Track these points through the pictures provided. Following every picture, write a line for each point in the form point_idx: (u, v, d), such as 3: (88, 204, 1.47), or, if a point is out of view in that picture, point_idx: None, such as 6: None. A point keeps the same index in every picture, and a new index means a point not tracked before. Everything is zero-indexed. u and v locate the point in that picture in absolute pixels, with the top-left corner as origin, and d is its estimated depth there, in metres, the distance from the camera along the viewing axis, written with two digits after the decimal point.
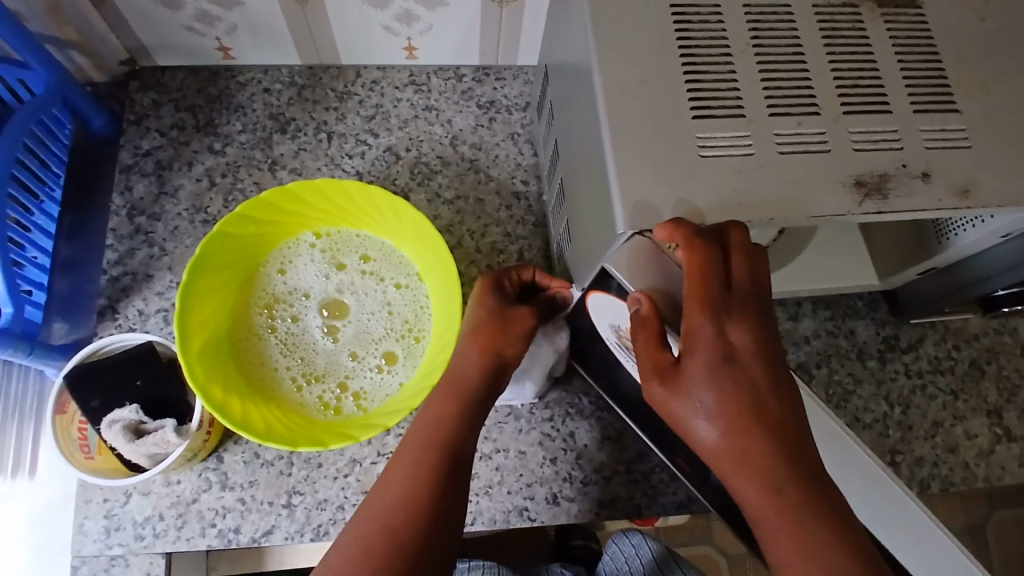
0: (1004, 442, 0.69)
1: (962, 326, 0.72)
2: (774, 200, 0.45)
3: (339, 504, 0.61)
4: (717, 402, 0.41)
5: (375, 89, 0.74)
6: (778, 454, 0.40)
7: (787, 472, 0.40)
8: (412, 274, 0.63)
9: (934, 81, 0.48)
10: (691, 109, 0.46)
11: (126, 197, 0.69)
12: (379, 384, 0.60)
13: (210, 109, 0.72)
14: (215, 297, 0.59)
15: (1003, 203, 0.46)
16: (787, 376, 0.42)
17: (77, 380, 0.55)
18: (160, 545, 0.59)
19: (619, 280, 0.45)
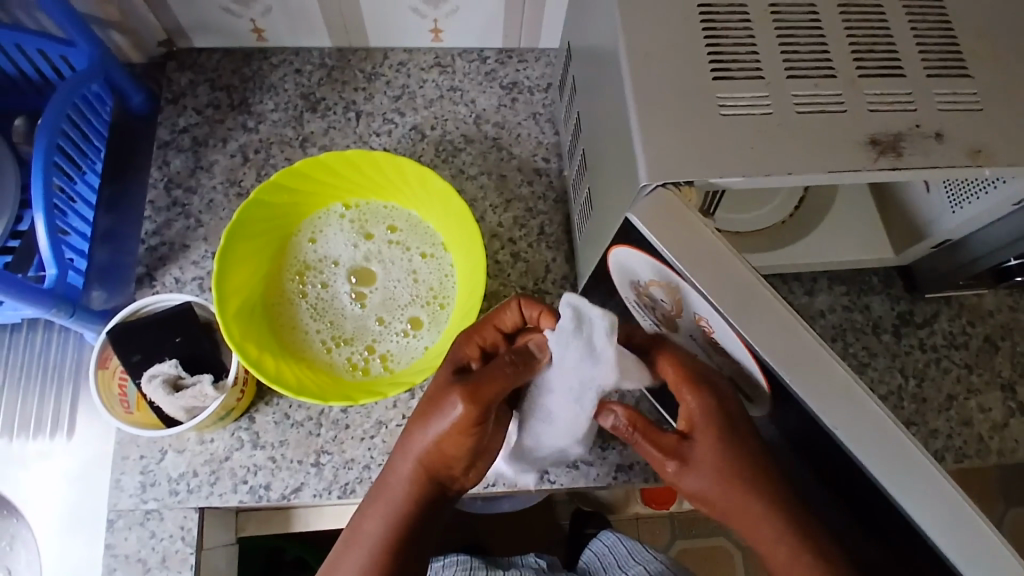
0: (1019, 416, 0.71)
1: (977, 303, 0.73)
2: (792, 156, 0.47)
3: (365, 464, 0.63)
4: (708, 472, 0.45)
5: (402, 70, 0.77)
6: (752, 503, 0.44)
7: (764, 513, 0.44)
8: (438, 244, 0.66)
9: (947, 49, 0.50)
10: (711, 71, 0.48)
11: (164, 171, 0.71)
12: (405, 348, 0.63)
13: (244, 89, 0.75)
14: (249, 262, 0.62)
15: (1016, 163, 0.48)
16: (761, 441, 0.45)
17: (120, 337, 0.57)
18: (194, 500, 0.61)
19: (640, 228, 0.45)
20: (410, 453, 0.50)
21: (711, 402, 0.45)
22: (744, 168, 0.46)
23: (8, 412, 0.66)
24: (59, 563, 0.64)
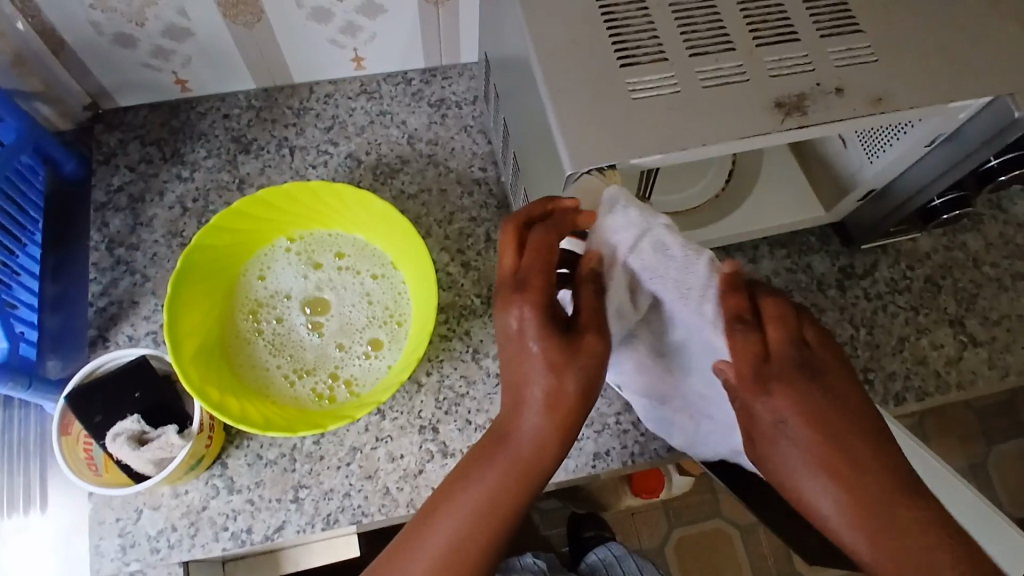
0: (970, 348, 0.73)
1: (913, 247, 0.77)
2: (706, 128, 0.49)
3: (345, 492, 0.63)
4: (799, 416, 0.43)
5: (329, 101, 0.78)
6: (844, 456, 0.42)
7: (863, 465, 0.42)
8: (387, 264, 0.66)
9: (837, 8, 0.53)
10: (617, 59, 0.50)
11: (104, 232, 0.71)
12: (368, 370, 0.63)
13: (174, 140, 0.75)
14: (199, 309, 0.62)
15: (913, 104, 0.51)
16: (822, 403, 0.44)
17: (79, 400, 0.57)
18: (176, 554, 0.61)
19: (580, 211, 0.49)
20: (514, 435, 0.46)
21: (744, 366, 0.45)
22: (660, 146, 0.48)
23: None
24: None
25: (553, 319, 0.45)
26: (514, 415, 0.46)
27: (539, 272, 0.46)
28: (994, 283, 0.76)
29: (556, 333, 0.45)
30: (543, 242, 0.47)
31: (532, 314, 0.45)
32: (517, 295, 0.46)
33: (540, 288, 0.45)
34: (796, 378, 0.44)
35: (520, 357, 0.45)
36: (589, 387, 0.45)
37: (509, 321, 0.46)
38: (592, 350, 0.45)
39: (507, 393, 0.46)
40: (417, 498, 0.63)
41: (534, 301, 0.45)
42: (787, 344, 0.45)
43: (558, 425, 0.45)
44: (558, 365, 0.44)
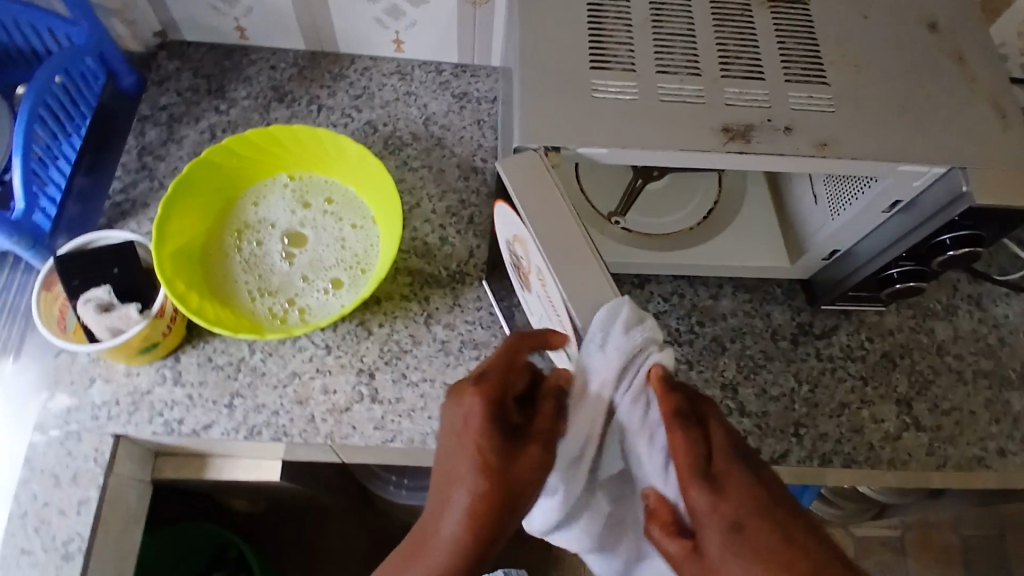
0: (911, 430, 0.75)
1: (878, 322, 0.80)
2: (652, 134, 0.52)
3: (274, 410, 0.68)
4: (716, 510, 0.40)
5: (365, 74, 0.86)
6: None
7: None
8: (367, 218, 0.72)
9: (810, 60, 0.57)
10: (589, 60, 0.54)
11: (139, 140, 0.80)
12: (323, 305, 0.68)
13: (222, 78, 0.84)
14: (191, 214, 0.68)
15: (856, 155, 0.54)
16: (770, 482, 0.41)
17: (64, 263, 0.64)
18: (112, 425, 0.66)
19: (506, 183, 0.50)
20: (428, 540, 0.44)
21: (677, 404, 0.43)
22: (604, 142, 0.52)
23: None
24: None
25: (500, 422, 0.44)
26: (438, 513, 0.44)
27: (495, 374, 0.45)
28: (953, 375, 0.78)
29: (501, 439, 0.43)
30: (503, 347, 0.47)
31: (482, 407, 0.44)
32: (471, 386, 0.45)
33: (490, 387, 0.45)
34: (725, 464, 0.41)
35: (454, 451, 0.44)
36: (514, 500, 0.43)
37: (455, 414, 0.45)
38: (531, 463, 0.44)
39: (435, 491, 0.45)
40: (337, 432, 0.68)
41: (483, 395, 0.44)
42: (728, 437, 0.43)
43: (471, 535, 0.43)
44: (492, 471, 0.43)
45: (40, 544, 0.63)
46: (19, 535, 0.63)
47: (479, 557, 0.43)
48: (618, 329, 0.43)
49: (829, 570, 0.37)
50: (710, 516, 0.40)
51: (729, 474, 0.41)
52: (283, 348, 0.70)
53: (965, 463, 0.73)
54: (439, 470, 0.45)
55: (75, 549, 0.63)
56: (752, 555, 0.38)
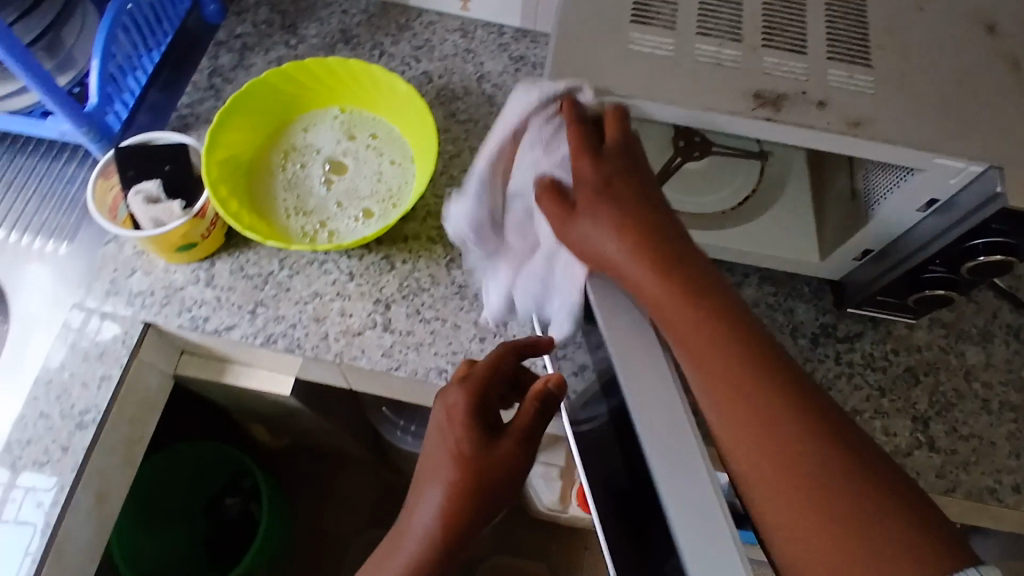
0: (924, 449, 0.71)
1: (907, 335, 0.75)
2: (682, 90, 0.54)
3: (292, 323, 0.71)
4: (637, 266, 0.46)
5: (430, 28, 0.89)
6: (764, 378, 0.42)
7: (773, 389, 0.41)
8: (407, 157, 0.75)
9: (857, 43, 0.56)
10: (631, 14, 0.56)
11: (212, 63, 0.85)
12: (352, 230, 0.71)
13: (296, 15, 0.89)
14: (244, 129, 0.73)
15: (888, 139, 0.53)
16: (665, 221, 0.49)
17: (124, 155, 0.69)
18: (144, 313, 0.71)
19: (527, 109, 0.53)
20: (410, 531, 0.54)
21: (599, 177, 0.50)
22: (633, 92, 0.53)
23: (27, 217, 0.79)
24: (25, 348, 0.74)
25: (478, 421, 0.54)
26: (416, 507, 0.54)
27: (478, 374, 0.56)
28: (978, 402, 0.73)
29: (478, 439, 0.53)
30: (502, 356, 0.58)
31: (464, 404, 0.55)
32: (459, 385, 0.56)
33: (476, 388, 0.55)
34: (649, 237, 0.47)
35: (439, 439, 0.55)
36: (481, 495, 0.52)
37: (443, 406, 0.56)
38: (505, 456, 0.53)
39: (417, 483, 0.56)
40: (346, 353, 0.70)
41: (468, 391, 0.55)
42: (620, 135, 0.52)
43: (440, 527, 0.52)
44: (463, 459, 0.53)
45: (59, 411, 0.68)
46: (42, 399, 0.68)
47: (448, 548, 0.53)
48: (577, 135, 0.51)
49: (772, 376, 0.42)
50: (626, 264, 0.46)
51: (661, 247, 0.47)
52: (310, 269, 0.74)
53: (978, 492, 0.69)
54: (422, 467, 0.56)
55: (89, 421, 0.68)
56: (625, 247, 0.47)
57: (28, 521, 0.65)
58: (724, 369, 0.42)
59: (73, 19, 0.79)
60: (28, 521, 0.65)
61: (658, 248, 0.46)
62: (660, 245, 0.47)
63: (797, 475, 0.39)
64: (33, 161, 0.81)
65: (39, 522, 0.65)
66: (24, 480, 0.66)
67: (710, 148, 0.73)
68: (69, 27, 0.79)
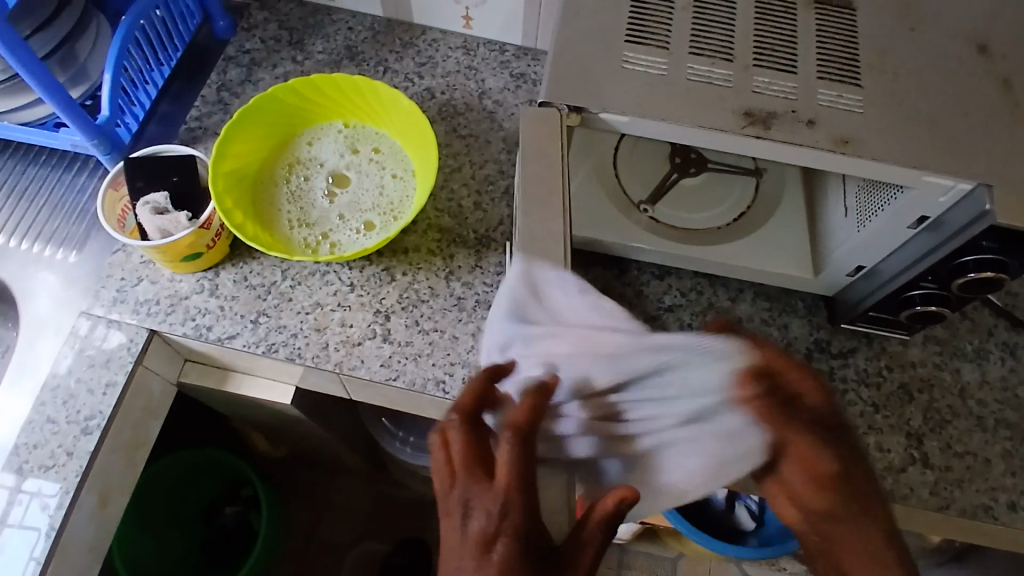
0: (918, 465, 0.71)
1: (901, 352, 0.76)
2: (673, 109, 0.55)
3: (293, 332, 0.73)
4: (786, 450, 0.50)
5: (433, 45, 0.90)
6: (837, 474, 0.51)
7: (851, 486, 0.51)
8: (408, 170, 0.77)
9: (847, 63, 0.58)
10: (626, 34, 0.57)
11: (220, 77, 0.87)
12: (353, 242, 0.73)
13: (303, 32, 0.91)
14: (251, 142, 0.75)
15: (875, 158, 0.55)
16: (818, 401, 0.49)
17: (134, 167, 0.71)
18: (149, 321, 0.72)
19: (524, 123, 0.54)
20: None
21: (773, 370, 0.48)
22: (625, 108, 0.55)
23: (38, 226, 0.81)
24: (33, 353, 0.76)
25: (531, 565, 0.42)
26: None
27: (520, 505, 0.43)
28: (972, 419, 0.73)
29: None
30: (517, 454, 0.43)
31: (510, 549, 0.42)
32: (495, 521, 0.43)
33: (512, 529, 0.42)
34: (785, 416, 0.49)
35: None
36: None
37: (471, 553, 0.43)
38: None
39: None
40: (345, 362, 0.71)
41: (513, 534, 0.42)
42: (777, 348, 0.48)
43: None
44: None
45: (65, 415, 0.69)
46: (48, 404, 0.70)
47: None
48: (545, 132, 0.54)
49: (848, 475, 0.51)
50: (773, 439, 0.49)
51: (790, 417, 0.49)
52: (311, 279, 0.75)
53: (971, 509, 0.69)
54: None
55: (94, 426, 0.69)
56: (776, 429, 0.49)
57: (32, 526, 0.66)
58: (827, 476, 0.51)
59: (87, 34, 0.82)
60: (31, 526, 0.66)
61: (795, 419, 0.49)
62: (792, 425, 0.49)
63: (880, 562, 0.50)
64: (45, 171, 0.83)
65: (42, 527, 0.67)
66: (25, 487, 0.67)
67: (706, 164, 0.77)
68: (83, 41, 0.81)
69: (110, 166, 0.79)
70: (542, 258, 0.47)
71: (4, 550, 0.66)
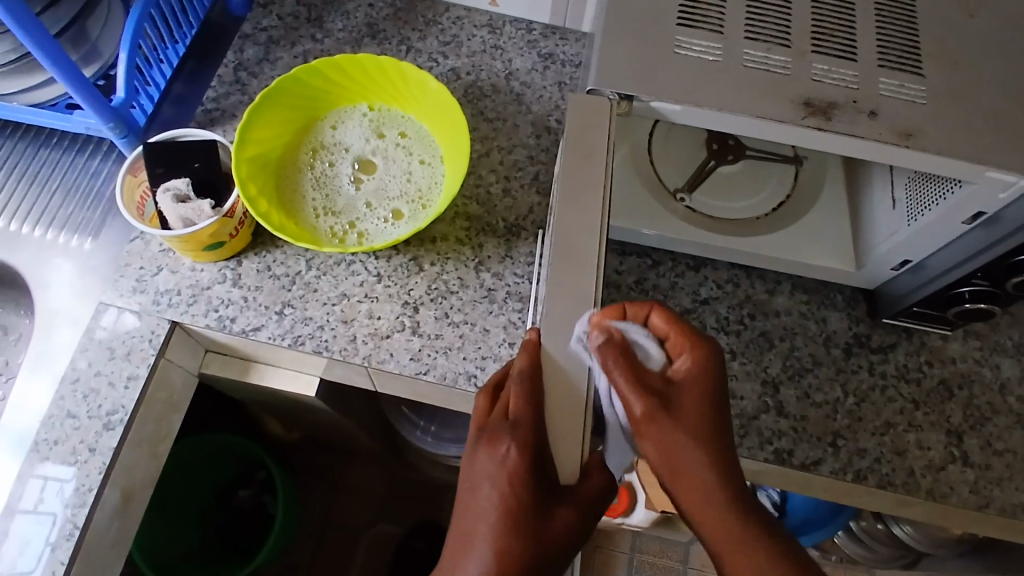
0: (958, 464, 0.70)
1: (941, 347, 0.74)
2: (727, 98, 0.53)
3: (320, 324, 0.70)
4: (678, 439, 0.48)
5: (457, 23, 0.87)
6: (719, 467, 0.48)
7: (722, 479, 0.48)
8: (436, 156, 0.74)
9: (909, 50, 0.55)
10: (678, 18, 0.55)
11: (237, 56, 0.84)
12: (381, 231, 0.70)
13: (322, 9, 0.87)
14: (275, 126, 0.72)
15: (941, 151, 0.52)
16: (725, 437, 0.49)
17: (152, 152, 0.68)
18: (170, 312, 0.70)
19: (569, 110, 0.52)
20: (475, 539, 0.48)
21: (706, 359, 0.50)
22: (678, 96, 0.52)
23: (52, 211, 0.79)
24: (52, 344, 0.74)
25: (531, 475, 0.47)
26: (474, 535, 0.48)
27: (528, 423, 0.46)
28: (1012, 416, 0.72)
29: (543, 471, 0.47)
30: (527, 386, 0.47)
31: (514, 458, 0.46)
32: (505, 433, 0.47)
33: (527, 436, 0.46)
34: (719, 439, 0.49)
35: (479, 489, 0.49)
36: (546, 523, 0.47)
37: (487, 458, 0.48)
38: (561, 526, 0.47)
39: (463, 529, 0.49)
40: (374, 356, 0.69)
41: (521, 444, 0.46)
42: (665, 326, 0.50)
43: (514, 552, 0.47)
44: (518, 521, 0.47)
45: (86, 410, 0.68)
46: (68, 399, 0.68)
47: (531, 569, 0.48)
48: (591, 118, 0.52)
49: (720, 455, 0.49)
50: (671, 433, 0.48)
51: (703, 410, 0.49)
52: (337, 269, 0.73)
53: (1012, 508, 0.68)
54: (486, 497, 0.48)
55: (116, 421, 0.68)
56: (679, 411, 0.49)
57: (47, 512, 0.65)
58: (686, 451, 0.48)
59: (98, 11, 0.78)
60: (47, 511, 0.65)
61: (699, 410, 0.49)
62: (704, 419, 0.49)
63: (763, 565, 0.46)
64: (58, 154, 0.81)
65: (57, 513, 0.65)
66: (44, 473, 0.66)
67: (745, 152, 0.74)
68: (94, 18, 0.77)
69: (126, 150, 0.76)
70: (571, 264, 0.48)
71: (19, 536, 0.65)
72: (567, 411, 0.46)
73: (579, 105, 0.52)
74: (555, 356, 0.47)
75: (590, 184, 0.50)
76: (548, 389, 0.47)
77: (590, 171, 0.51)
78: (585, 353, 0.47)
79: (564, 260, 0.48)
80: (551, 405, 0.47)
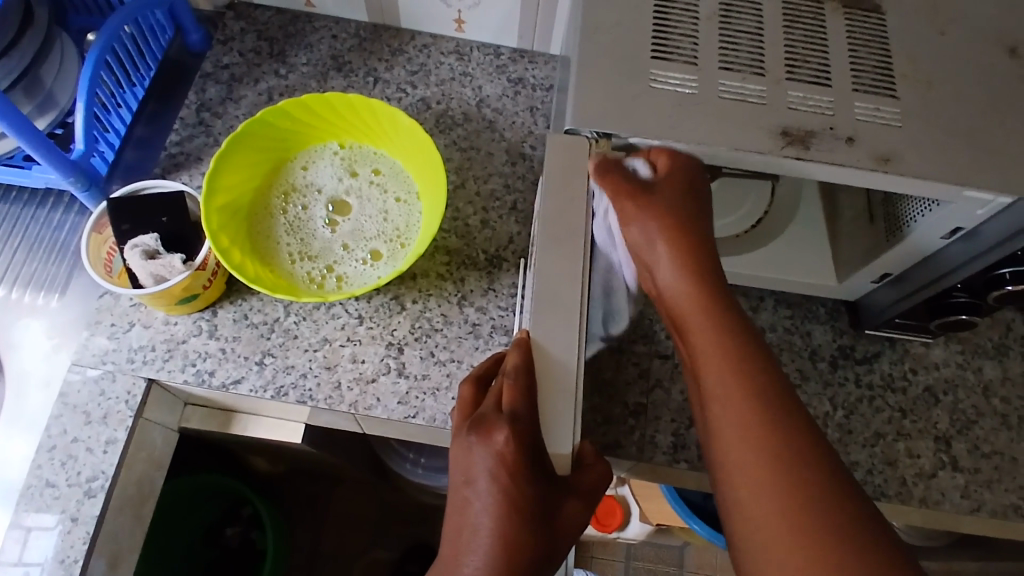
0: (948, 470, 0.70)
1: (923, 353, 0.75)
2: (706, 131, 0.52)
3: (302, 371, 0.69)
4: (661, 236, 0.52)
5: (424, 51, 0.85)
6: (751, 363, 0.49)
7: (765, 417, 0.47)
8: (412, 192, 0.73)
9: (881, 72, 0.56)
10: (652, 50, 0.54)
11: (200, 96, 0.81)
12: (360, 274, 0.69)
13: (285, 43, 0.85)
14: (244, 171, 0.70)
15: (918, 174, 0.52)
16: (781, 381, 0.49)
17: (117, 208, 0.67)
18: (145, 370, 0.68)
19: (546, 151, 0.52)
20: (480, 532, 0.46)
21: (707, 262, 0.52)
22: (657, 132, 0.52)
23: (14, 268, 0.77)
24: (26, 405, 0.73)
25: (531, 466, 0.46)
26: (475, 530, 0.47)
27: (526, 415, 0.46)
28: (996, 418, 0.72)
29: (540, 464, 0.46)
30: (520, 381, 0.46)
31: (512, 448, 0.45)
32: (501, 423, 0.46)
33: (523, 427, 0.45)
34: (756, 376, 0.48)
35: (475, 482, 0.47)
36: (548, 509, 0.47)
37: (484, 451, 0.47)
38: (568, 517, 0.48)
39: (462, 526, 0.48)
40: (360, 402, 0.68)
41: (517, 434, 0.45)
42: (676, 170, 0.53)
43: (520, 539, 0.46)
44: (522, 512, 0.46)
45: (65, 478, 0.65)
46: (46, 466, 0.65)
47: (541, 559, 0.47)
48: (565, 152, 0.52)
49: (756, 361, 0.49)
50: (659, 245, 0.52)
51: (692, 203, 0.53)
52: (317, 313, 0.71)
53: (1002, 510, 0.69)
54: (486, 490, 0.46)
55: (98, 488, 0.65)
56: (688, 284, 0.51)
57: (35, 561, 0.64)
58: (716, 349, 0.50)
59: (50, 59, 0.75)
60: (33, 563, 0.64)
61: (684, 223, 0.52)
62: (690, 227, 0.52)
63: (792, 492, 0.45)
64: (18, 208, 0.78)
65: (47, 560, 0.64)
66: (25, 529, 0.64)
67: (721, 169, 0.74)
68: (47, 65, 0.75)
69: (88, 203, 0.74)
70: (554, 317, 0.47)
71: None
72: (561, 400, 0.46)
73: (560, 143, 0.52)
74: (549, 350, 0.47)
75: (572, 231, 0.49)
76: (542, 384, 0.46)
77: (571, 216, 0.50)
78: (578, 350, 0.47)
79: (548, 307, 0.47)
80: (545, 396, 0.46)
